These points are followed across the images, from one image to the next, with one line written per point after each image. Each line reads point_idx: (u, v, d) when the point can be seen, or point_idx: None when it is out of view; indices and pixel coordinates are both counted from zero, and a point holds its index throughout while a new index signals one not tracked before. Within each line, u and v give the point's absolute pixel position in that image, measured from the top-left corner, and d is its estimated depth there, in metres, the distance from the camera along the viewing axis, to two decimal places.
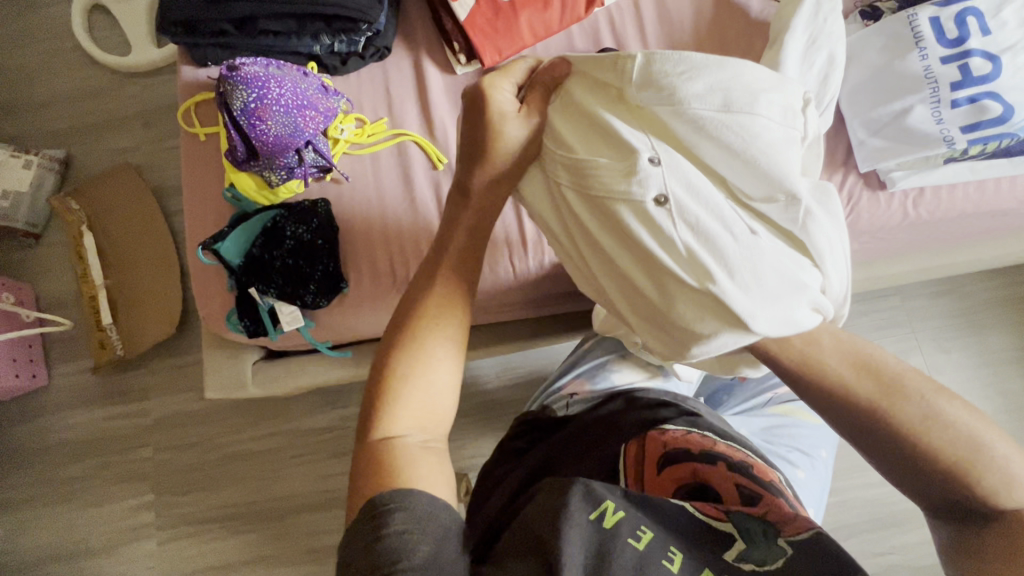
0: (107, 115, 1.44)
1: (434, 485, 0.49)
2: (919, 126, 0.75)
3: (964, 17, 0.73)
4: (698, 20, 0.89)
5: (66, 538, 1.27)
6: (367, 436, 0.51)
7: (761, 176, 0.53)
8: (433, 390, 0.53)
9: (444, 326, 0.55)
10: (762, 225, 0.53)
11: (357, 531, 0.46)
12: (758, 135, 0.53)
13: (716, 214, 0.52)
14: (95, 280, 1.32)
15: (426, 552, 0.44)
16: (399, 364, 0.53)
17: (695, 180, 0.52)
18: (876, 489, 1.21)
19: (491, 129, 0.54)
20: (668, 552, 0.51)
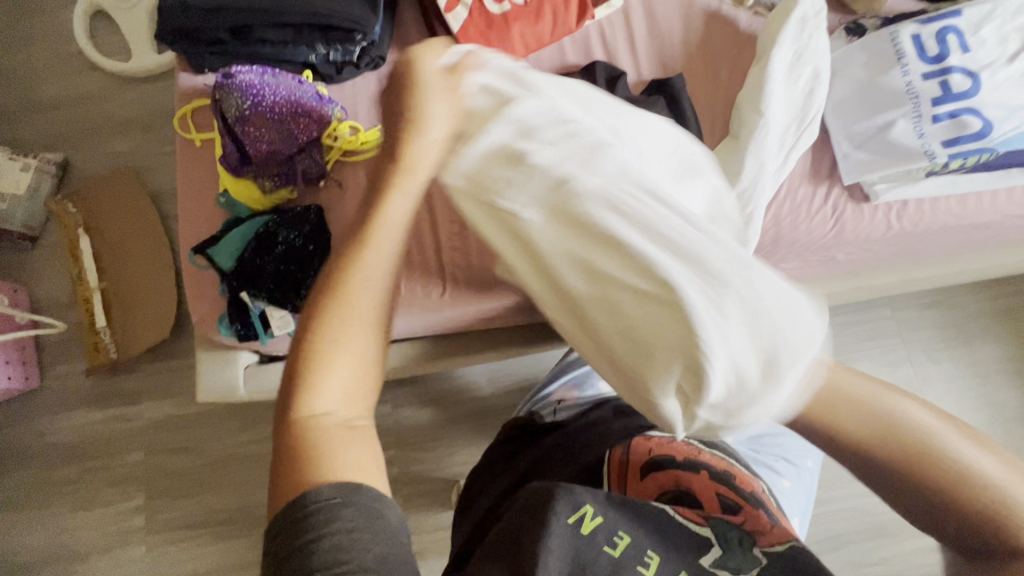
0: (106, 119, 1.46)
1: (370, 476, 0.47)
2: (901, 141, 0.76)
3: (944, 35, 0.75)
4: (688, 35, 0.90)
5: (55, 541, 1.26)
6: (285, 409, 0.48)
7: (555, 156, 0.56)
8: (359, 380, 0.51)
9: (374, 313, 0.52)
10: (621, 225, 0.54)
11: (293, 531, 0.43)
12: (499, 135, 0.57)
13: (559, 226, 0.55)
14: (90, 283, 1.32)
15: (377, 552, 0.43)
16: (321, 340, 0.50)
17: (539, 223, 0.55)
18: (866, 499, 1.21)
19: (415, 128, 0.53)
20: (643, 557, 0.53)
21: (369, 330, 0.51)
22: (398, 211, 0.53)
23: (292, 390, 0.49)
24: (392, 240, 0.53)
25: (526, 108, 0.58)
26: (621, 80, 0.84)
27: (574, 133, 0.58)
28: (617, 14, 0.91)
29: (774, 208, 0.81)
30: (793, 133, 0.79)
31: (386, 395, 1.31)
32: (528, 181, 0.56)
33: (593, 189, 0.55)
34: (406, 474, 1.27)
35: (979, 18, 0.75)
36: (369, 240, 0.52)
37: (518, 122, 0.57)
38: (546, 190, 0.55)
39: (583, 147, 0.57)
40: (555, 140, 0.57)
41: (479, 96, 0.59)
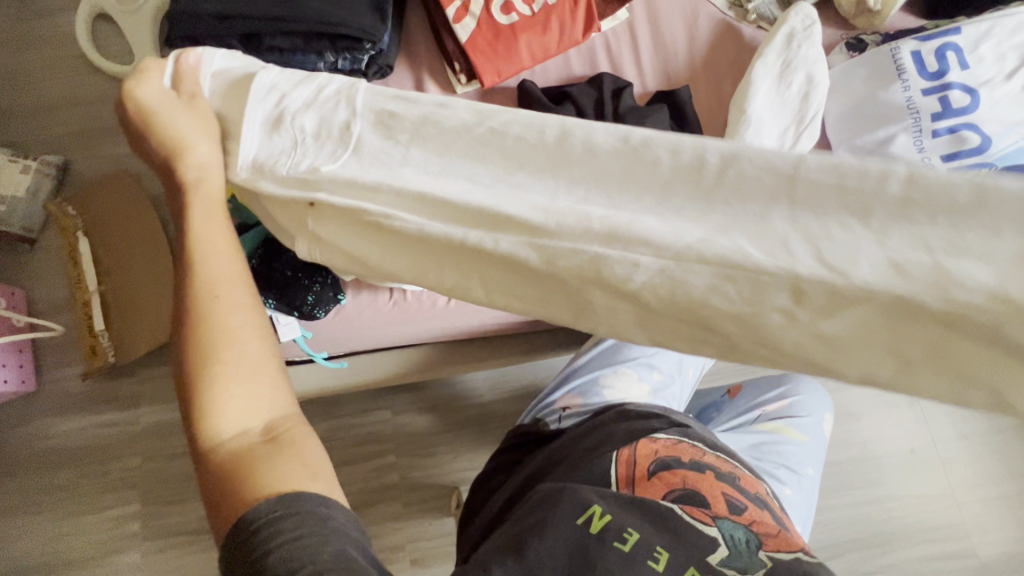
0: (109, 122, 1.46)
1: (305, 483, 0.52)
2: (901, 154, 0.78)
3: (943, 52, 0.77)
4: (692, 48, 0.92)
5: (50, 548, 1.25)
6: (195, 435, 0.53)
7: (334, 124, 0.57)
8: (264, 388, 0.55)
9: (243, 316, 0.56)
10: (434, 173, 0.55)
11: (241, 553, 0.49)
12: (251, 123, 0.58)
13: (403, 187, 0.54)
14: (89, 287, 1.32)
15: (330, 554, 0.48)
16: (205, 358, 0.53)
17: (358, 184, 0.55)
18: (863, 507, 1.22)
19: (178, 149, 0.57)
20: (652, 553, 0.54)
21: (254, 345, 0.55)
22: (209, 231, 0.57)
23: (195, 421, 0.52)
24: (231, 261, 0.57)
25: (260, 84, 0.58)
26: (626, 90, 0.86)
27: (323, 95, 0.58)
28: (622, 26, 0.92)
29: None
30: (792, 134, 0.80)
31: (387, 401, 1.31)
32: (314, 149, 0.57)
33: (376, 145, 0.56)
34: (406, 481, 1.27)
35: (978, 36, 0.76)
36: (206, 255, 0.56)
37: (282, 103, 0.58)
38: (337, 152, 0.56)
39: (331, 106, 0.57)
40: (308, 108, 0.57)
41: (218, 104, 0.60)
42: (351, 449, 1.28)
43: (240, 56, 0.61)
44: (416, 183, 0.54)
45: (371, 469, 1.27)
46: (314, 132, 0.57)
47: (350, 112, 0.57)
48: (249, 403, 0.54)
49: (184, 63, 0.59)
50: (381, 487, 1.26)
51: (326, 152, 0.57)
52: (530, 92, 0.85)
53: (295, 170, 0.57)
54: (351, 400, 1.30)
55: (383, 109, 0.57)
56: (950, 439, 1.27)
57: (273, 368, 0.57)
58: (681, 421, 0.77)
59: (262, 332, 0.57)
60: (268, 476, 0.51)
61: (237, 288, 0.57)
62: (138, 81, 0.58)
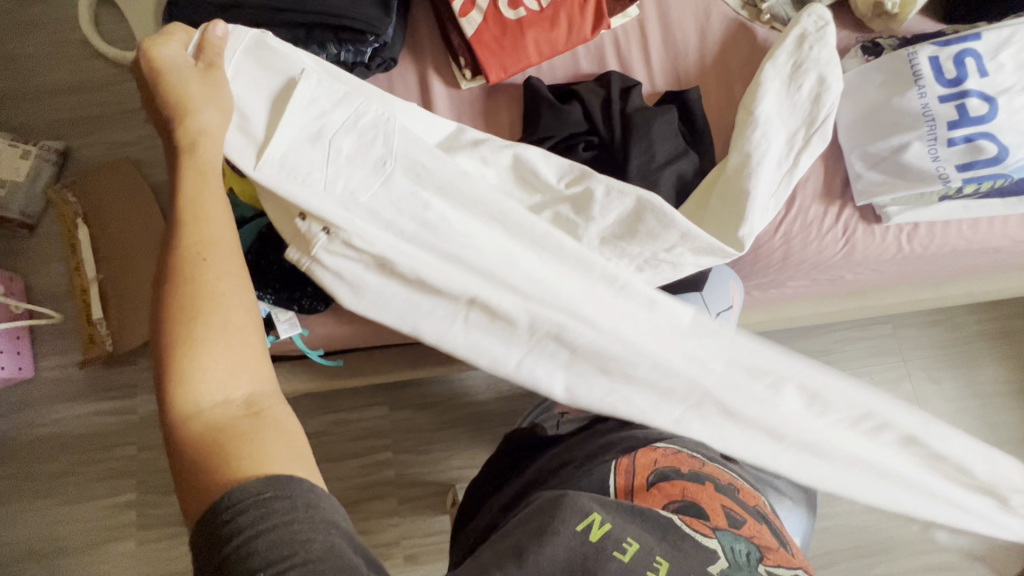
0: (110, 109, 1.44)
1: (290, 465, 0.50)
2: (915, 162, 0.76)
3: (962, 58, 0.74)
4: (703, 47, 0.90)
5: (44, 534, 1.25)
6: (168, 405, 0.50)
7: (370, 156, 0.72)
8: (246, 361, 0.54)
9: (231, 283, 0.55)
10: (452, 211, 0.72)
11: (215, 544, 0.45)
12: (285, 129, 0.69)
13: (424, 214, 0.72)
14: (87, 275, 1.32)
15: (321, 544, 0.45)
16: (189, 324, 0.52)
17: (390, 217, 0.71)
18: (862, 516, 1.21)
19: (191, 106, 0.61)
20: (652, 563, 0.52)
21: (241, 313, 0.54)
22: (210, 196, 0.59)
23: (171, 389, 0.50)
24: (225, 228, 0.58)
25: (301, 96, 0.70)
26: (634, 89, 0.83)
27: (361, 127, 0.72)
28: (632, 23, 0.90)
29: (784, 227, 0.81)
30: (801, 139, 0.78)
31: (384, 397, 1.30)
32: (351, 176, 0.70)
33: (408, 186, 0.72)
34: (402, 478, 1.27)
35: (998, 42, 0.74)
36: (204, 218, 0.57)
37: (320, 121, 0.71)
38: (367, 177, 0.71)
39: (369, 142, 0.72)
40: (348, 137, 0.71)
41: (237, 85, 0.69)
42: (347, 443, 1.28)
43: (267, 43, 0.71)
44: (438, 215, 0.72)
45: (367, 465, 1.27)
46: (348, 159, 0.71)
47: (385, 147, 0.72)
48: (236, 375, 0.52)
49: (212, 34, 0.67)
50: (376, 483, 1.26)
51: (361, 181, 0.71)
52: (537, 90, 0.83)
53: (330, 188, 0.69)
54: (348, 395, 1.30)
55: (413, 154, 0.73)
56: None
57: (256, 342, 0.55)
58: (681, 431, 0.77)
59: (247, 303, 0.55)
60: (249, 453, 0.49)
61: (225, 257, 0.57)
62: (163, 40, 0.63)
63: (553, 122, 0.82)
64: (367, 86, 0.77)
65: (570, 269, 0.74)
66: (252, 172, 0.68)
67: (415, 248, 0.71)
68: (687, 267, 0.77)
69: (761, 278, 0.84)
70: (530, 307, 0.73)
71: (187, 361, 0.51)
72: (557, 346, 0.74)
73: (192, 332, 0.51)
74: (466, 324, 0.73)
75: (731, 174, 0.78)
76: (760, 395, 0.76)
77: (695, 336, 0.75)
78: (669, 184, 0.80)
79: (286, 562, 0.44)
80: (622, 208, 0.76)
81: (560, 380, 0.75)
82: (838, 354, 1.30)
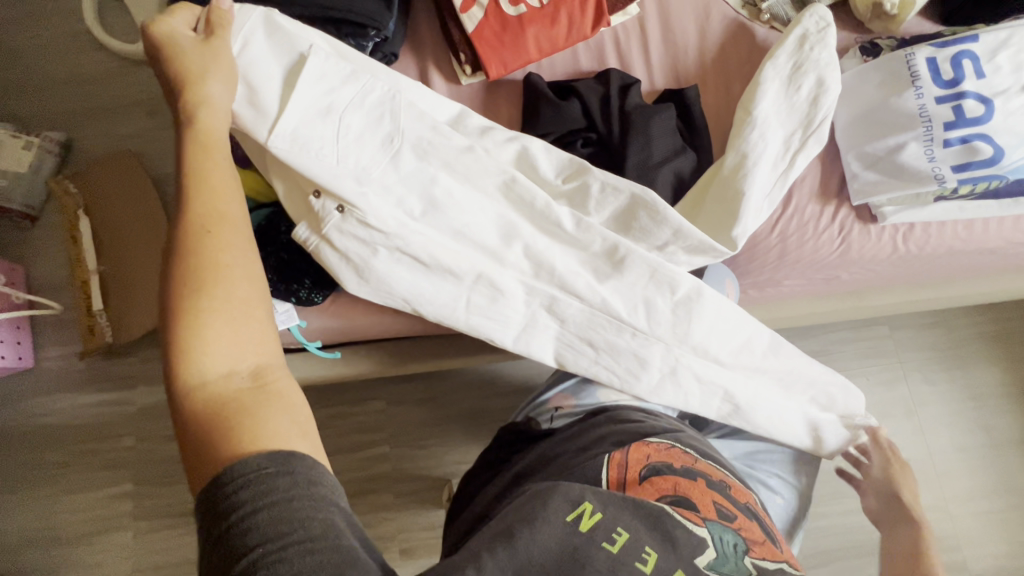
0: (112, 101, 1.45)
1: (293, 440, 0.50)
2: (911, 163, 0.76)
3: (960, 60, 0.75)
4: (703, 46, 0.90)
5: (41, 524, 1.26)
6: (172, 376, 0.50)
7: (377, 133, 0.73)
8: (252, 333, 0.54)
9: (237, 257, 0.56)
10: (457, 187, 0.74)
11: (217, 516, 0.45)
12: (297, 104, 0.70)
13: (432, 192, 0.74)
14: (89, 267, 1.31)
15: (321, 521, 0.46)
16: (195, 294, 0.52)
17: (399, 194, 0.73)
18: (855, 516, 1.22)
19: (196, 75, 0.61)
20: (640, 553, 0.54)
21: (245, 287, 0.55)
22: (219, 168, 0.59)
23: (177, 358, 0.51)
24: (233, 202, 0.58)
25: (311, 72, 0.71)
26: (633, 87, 0.84)
27: (368, 105, 0.74)
28: (632, 21, 0.90)
29: (780, 225, 0.81)
30: (798, 138, 0.79)
31: (381, 391, 1.31)
32: (358, 152, 0.72)
33: (415, 164, 0.74)
34: (398, 472, 1.27)
35: (996, 44, 0.74)
36: (213, 190, 0.57)
37: (329, 97, 0.72)
38: (376, 155, 0.72)
39: (377, 119, 0.74)
40: (356, 115, 0.73)
41: (246, 61, 0.70)
42: (344, 437, 1.28)
43: (274, 22, 0.72)
44: (444, 191, 0.74)
45: (364, 459, 1.28)
46: (357, 137, 0.72)
47: (393, 124, 0.73)
48: (240, 348, 0.53)
49: (219, 9, 0.67)
50: (372, 477, 1.27)
51: (371, 158, 0.72)
52: (536, 86, 0.84)
53: (342, 165, 0.71)
54: (346, 389, 1.30)
55: (420, 134, 0.75)
56: (944, 451, 1.27)
57: (260, 316, 0.55)
58: (674, 426, 0.77)
59: (252, 277, 0.56)
60: (251, 426, 0.49)
61: (231, 231, 0.57)
62: (169, 17, 0.64)
63: (552, 118, 0.82)
64: (371, 65, 0.78)
65: (564, 248, 0.77)
66: (265, 144, 0.69)
67: (424, 227, 0.73)
68: (680, 265, 0.79)
69: (758, 277, 0.85)
70: (533, 280, 0.76)
71: (190, 332, 0.51)
72: (550, 318, 0.78)
73: (197, 303, 0.52)
74: (471, 302, 0.75)
75: (727, 175, 0.78)
76: (720, 360, 0.82)
77: (685, 308, 0.78)
78: (666, 181, 0.81)
79: (285, 538, 0.44)
80: (625, 197, 0.77)
81: (550, 347, 0.79)
82: (834, 354, 1.30)
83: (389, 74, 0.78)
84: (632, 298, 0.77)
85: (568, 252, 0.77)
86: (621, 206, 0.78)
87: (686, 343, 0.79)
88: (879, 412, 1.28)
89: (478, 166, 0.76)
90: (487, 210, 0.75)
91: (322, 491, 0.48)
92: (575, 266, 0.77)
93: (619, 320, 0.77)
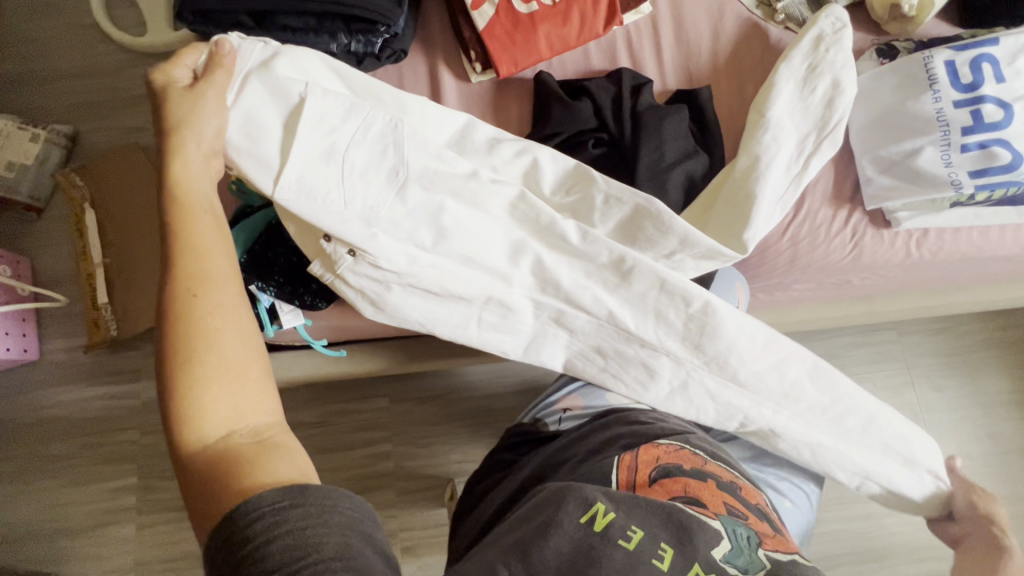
0: (119, 94, 1.45)
1: (301, 483, 0.50)
2: (927, 168, 0.75)
3: (979, 63, 0.74)
4: (716, 47, 0.89)
5: (45, 516, 1.26)
6: (175, 440, 0.50)
7: (382, 170, 0.72)
8: (250, 393, 0.53)
9: (225, 316, 0.54)
10: (464, 213, 0.73)
11: (231, 549, 0.45)
12: (299, 146, 0.68)
13: (439, 224, 0.73)
14: (94, 259, 1.32)
15: (335, 545, 0.45)
16: (188, 364, 0.51)
17: (408, 232, 0.72)
18: (859, 522, 1.21)
19: (180, 137, 0.59)
20: (657, 550, 0.54)
21: (237, 345, 0.54)
22: (210, 230, 0.58)
23: (178, 427, 0.50)
24: (218, 258, 0.57)
25: (310, 116, 0.70)
26: (645, 87, 0.83)
27: (370, 136, 0.72)
28: (645, 20, 0.89)
29: (792, 229, 0.80)
30: (812, 141, 0.78)
31: (385, 389, 1.30)
32: (364, 190, 0.71)
33: (421, 202, 0.73)
34: (401, 470, 1.27)
35: (1016, 48, 0.73)
36: (204, 254, 0.56)
37: (330, 137, 0.70)
38: (383, 193, 0.71)
39: (380, 155, 0.72)
40: (359, 152, 0.71)
41: (241, 104, 0.68)
42: (347, 435, 1.28)
43: (272, 61, 0.71)
44: (452, 228, 0.73)
45: (367, 457, 1.27)
46: (363, 174, 0.71)
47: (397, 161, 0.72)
48: (237, 405, 0.52)
49: (220, 52, 0.66)
50: (375, 475, 1.27)
51: (379, 196, 0.71)
52: (548, 86, 0.83)
53: (350, 206, 0.70)
54: (350, 386, 1.30)
55: (424, 164, 0.73)
56: (951, 458, 1.26)
57: (256, 370, 0.54)
58: (682, 428, 0.77)
59: (246, 336, 0.55)
60: (257, 478, 0.49)
61: (220, 286, 0.56)
62: (168, 65, 0.63)
63: (563, 118, 0.81)
64: (374, 92, 0.76)
65: (571, 261, 0.76)
66: (274, 199, 0.68)
67: (437, 256, 0.73)
68: (687, 272, 0.78)
69: (768, 281, 0.84)
70: (540, 297, 0.76)
71: (186, 399, 0.51)
72: (559, 328, 0.78)
73: (190, 368, 0.51)
74: (483, 322, 0.76)
75: (740, 177, 0.77)
76: (735, 378, 0.79)
77: (693, 318, 0.76)
78: (678, 184, 0.80)
79: (300, 563, 0.44)
80: (631, 205, 0.76)
81: (560, 355, 0.80)
82: (841, 358, 1.30)
83: (392, 101, 0.76)
84: (642, 311, 0.76)
85: (574, 278, 0.76)
86: (626, 217, 0.77)
87: (700, 359, 0.78)
88: None
89: (483, 188, 0.75)
90: (496, 235, 0.75)
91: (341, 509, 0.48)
92: (585, 287, 0.76)
93: (627, 333, 0.77)
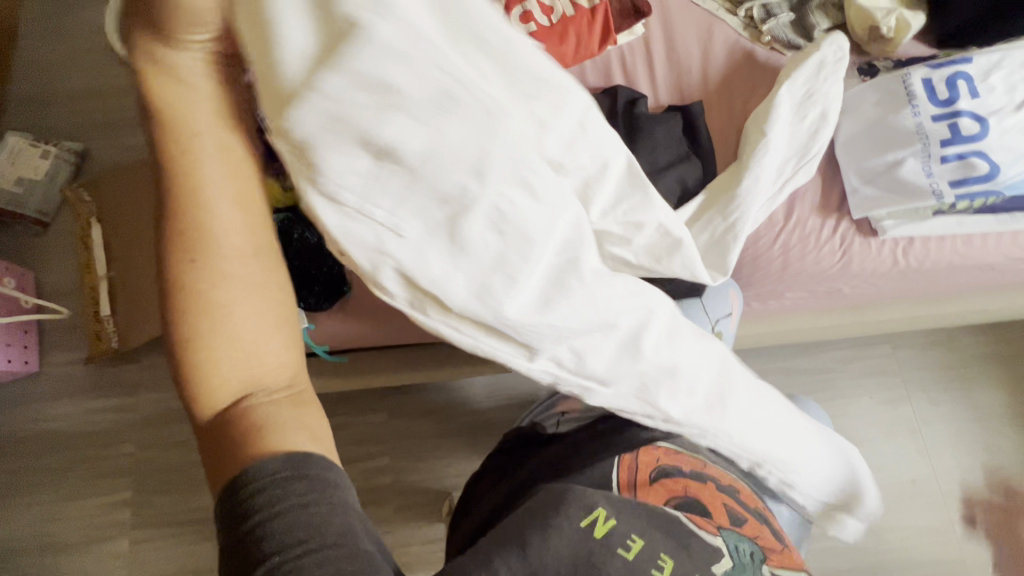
0: (129, 113, 1.50)
1: (314, 446, 0.46)
2: (909, 178, 0.78)
3: (954, 80, 0.78)
4: (706, 65, 0.93)
5: (35, 532, 1.24)
6: (184, 397, 0.44)
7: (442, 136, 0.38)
8: (269, 359, 0.44)
9: (248, 284, 0.42)
10: None
11: (236, 518, 0.43)
12: None
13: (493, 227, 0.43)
14: (98, 273, 1.34)
15: (337, 529, 0.43)
16: (195, 341, 0.41)
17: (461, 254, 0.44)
18: (859, 537, 1.20)
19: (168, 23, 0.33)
20: (656, 560, 0.54)
21: (256, 322, 0.42)
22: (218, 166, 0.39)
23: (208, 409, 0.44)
24: (235, 210, 0.40)
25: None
26: (640, 101, 0.86)
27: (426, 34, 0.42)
28: (638, 41, 0.94)
29: (782, 237, 0.82)
30: (792, 166, 0.82)
31: (384, 402, 1.31)
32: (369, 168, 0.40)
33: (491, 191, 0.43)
34: (398, 484, 1.26)
35: (989, 66, 0.77)
36: (209, 210, 0.39)
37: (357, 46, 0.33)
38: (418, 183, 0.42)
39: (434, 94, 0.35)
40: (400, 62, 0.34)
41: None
42: (344, 448, 1.28)
43: None
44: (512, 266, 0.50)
45: (364, 470, 1.27)
46: None
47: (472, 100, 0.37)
48: (252, 373, 0.44)
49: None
50: (372, 489, 1.26)
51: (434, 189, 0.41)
52: None
53: None
54: (349, 399, 1.31)
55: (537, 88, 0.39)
56: (949, 473, 1.26)
57: (276, 339, 0.44)
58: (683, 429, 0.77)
59: (259, 297, 0.42)
60: (272, 447, 0.44)
61: (239, 244, 0.41)
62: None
63: None
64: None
65: None
66: None
67: None
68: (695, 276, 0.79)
69: (761, 289, 0.86)
70: None
71: (195, 367, 0.42)
72: None
73: (202, 343, 0.41)
74: None
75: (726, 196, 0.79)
76: None
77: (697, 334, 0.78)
78: (671, 189, 0.81)
79: (300, 547, 0.41)
80: None
81: None
82: (837, 373, 1.31)
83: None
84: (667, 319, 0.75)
85: None
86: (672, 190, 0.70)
87: None
88: (882, 431, 1.28)
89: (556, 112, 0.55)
90: None
91: (337, 482, 0.46)
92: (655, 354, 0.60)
93: None
